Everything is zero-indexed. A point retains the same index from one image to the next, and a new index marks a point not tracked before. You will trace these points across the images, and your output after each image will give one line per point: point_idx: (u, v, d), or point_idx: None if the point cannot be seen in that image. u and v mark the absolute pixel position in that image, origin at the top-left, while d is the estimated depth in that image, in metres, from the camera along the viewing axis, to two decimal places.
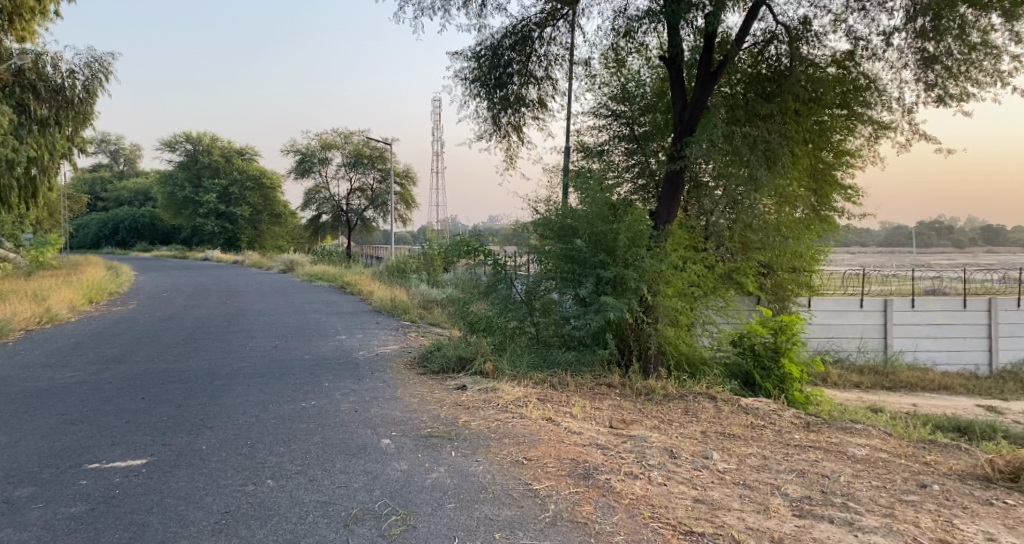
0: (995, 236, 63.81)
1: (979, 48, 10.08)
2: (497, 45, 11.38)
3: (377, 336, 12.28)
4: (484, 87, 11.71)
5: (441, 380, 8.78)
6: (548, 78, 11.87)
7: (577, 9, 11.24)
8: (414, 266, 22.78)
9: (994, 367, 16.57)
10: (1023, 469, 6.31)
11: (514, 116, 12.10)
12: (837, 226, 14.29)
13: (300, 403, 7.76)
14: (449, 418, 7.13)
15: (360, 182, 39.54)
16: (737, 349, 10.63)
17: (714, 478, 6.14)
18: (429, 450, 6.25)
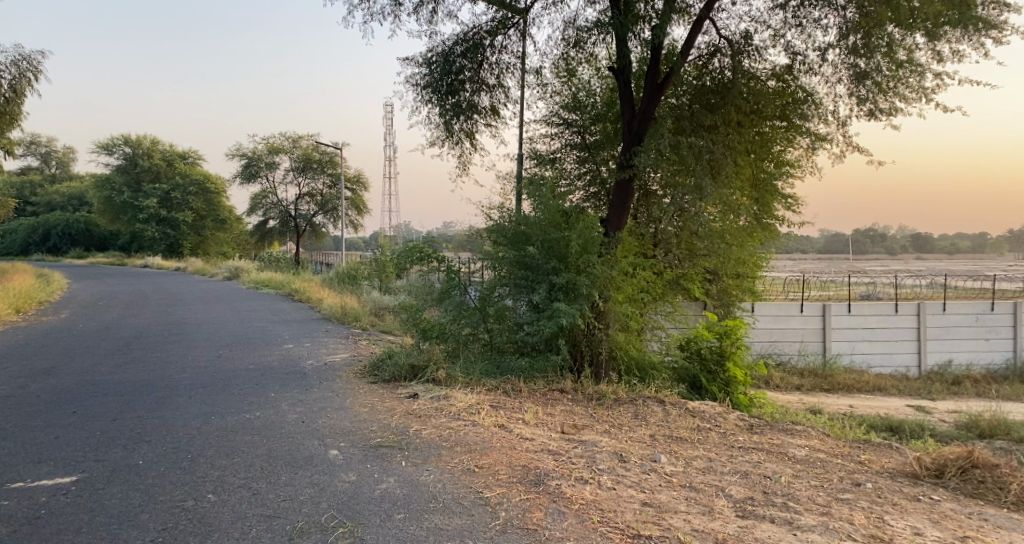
0: (923, 245, 68.12)
1: (905, 65, 10.64)
2: (448, 52, 11.49)
3: (326, 344, 12.26)
4: (436, 94, 11.77)
5: (393, 389, 8.85)
6: (500, 85, 12.01)
7: (527, 18, 11.45)
8: (365, 273, 22.73)
9: (924, 369, 17.29)
10: (946, 465, 6.68)
11: (467, 123, 12.19)
12: (779, 234, 14.80)
13: (243, 414, 7.74)
14: (400, 427, 7.22)
15: (309, 187, 39.08)
16: (685, 353, 10.94)
17: (662, 481, 6.36)
18: (379, 460, 6.34)
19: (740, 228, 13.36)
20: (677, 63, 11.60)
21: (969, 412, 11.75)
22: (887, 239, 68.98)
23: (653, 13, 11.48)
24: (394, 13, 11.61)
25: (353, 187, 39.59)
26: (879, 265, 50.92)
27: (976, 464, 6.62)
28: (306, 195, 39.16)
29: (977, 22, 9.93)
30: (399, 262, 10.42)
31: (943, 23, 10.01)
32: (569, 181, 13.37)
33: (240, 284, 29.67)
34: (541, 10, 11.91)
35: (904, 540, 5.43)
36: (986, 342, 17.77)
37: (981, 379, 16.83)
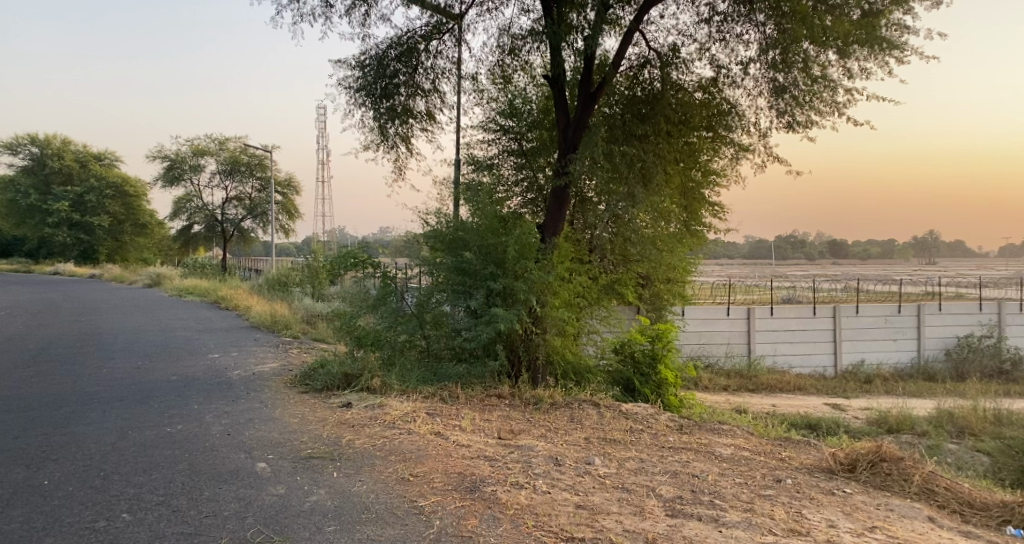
0: (839, 251, 71.92)
1: (820, 81, 11.23)
2: (383, 55, 11.44)
3: (254, 353, 12.11)
4: (370, 97, 11.68)
5: (325, 398, 8.83)
6: (436, 90, 12.03)
7: (462, 24, 11.59)
8: (296, 280, 22.47)
9: (839, 368, 18.15)
10: (858, 460, 7.12)
11: (402, 128, 12.15)
12: (706, 240, 15.30)
13: (164, 428, 7.63)
14: (332, 437, 7.25)
15: (237, 190, 38.32)
16: (619, 356, 11.20)
17: (595, 483, 6.58)
18: (309, 472, 6.37)
19: (671, 234, 13.78)
20: (610, 72, 11.86)
21: (880, 408, 12.43)
22: (807, 244, 71.87)
23: (586, 23, 11.72)
24: (326, 15, 11.50)
25: (284, 191, 38.88)
26: (797, 269, 53.06)
27: (884, 457, 7.06)
28: (234, 198, 38.44)
29: (881, 42, 10.67)
30: (333, 269, 10.38)
31: (852, 42, 10.68)
32: (507, 188, 13.51)
33: (162, 291, 28.79)
34: (476, 17, 12.03)
35: (819, 532, 5.75)
36: (894, 342, 18.71)
37: (892, 377, 17.79)
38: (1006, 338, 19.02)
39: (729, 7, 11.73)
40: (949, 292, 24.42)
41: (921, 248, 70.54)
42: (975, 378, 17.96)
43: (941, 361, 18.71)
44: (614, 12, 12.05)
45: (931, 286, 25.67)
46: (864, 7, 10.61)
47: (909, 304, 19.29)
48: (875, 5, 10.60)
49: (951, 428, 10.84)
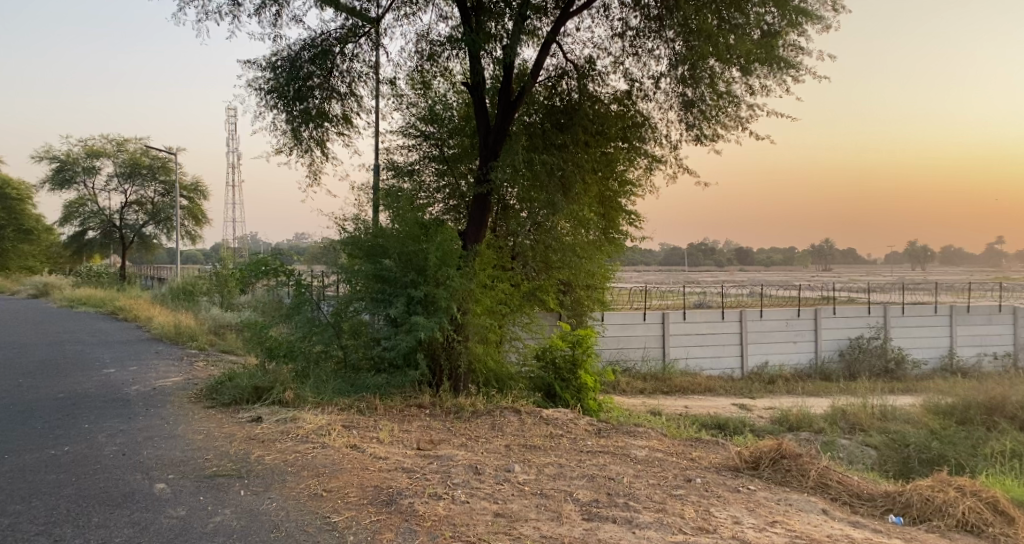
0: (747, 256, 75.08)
1: (725, 96, 11.77)
2: (295, 57, 11.22)
3: (155, 367, 11.71)
4: (282, 99, 11.44)
5: (233, 413, 8.64)
6: (352, 94, 11.89)
7: (379, 28, 11.49)
8: (203, 289, 21.82)
9: (746, 370, 18.88)
10: (761, 457, 7.51)
11: (317, 131, 11.98)
12: (624, 248, 15.68)
13: (51, 451, 7.32)
14: (240, 454, 7.14)
15: (138, 195, 36.76)
16: (540, 362, 11.37)
17: (514, 490, 6.71)
18: (213, 491, 6.25)
19: (591, 242, 14.06)
20: (529, 81, 12.01)
21: (782, 407, 13.04)
22: (716, 251, 74.61)
23: (504, 32, 11.82)
24: (234, 14, 11.21)
25: (190, 195, 37.48)
26: (702, 274, 54.99)
27: (785, 454, 7.45)
28: (134, 202, 36.84)
29: (779, 61, 11.34)
30: (244, 277, 10.18)
31: (754, 60, 11.28)
32: (428, 195, 13.14)
33: (53, 302, 27.35)
34: (393, 21, 11.94)
35: (725, 528, 6.00)
36: (795, 344, 19.63)
37: (793, 378, 18.68)
38: (892, 339, 20.27)
39: (641, 22, 12.07)
40: (841, 297, 25.83)
41: (824, 254, 74.43)
42: (866, 377, 19.05)
43: (836, 361, 19.77)
44: (532, 23, 12.20)
45: (825, 291, 27.10)
46: (763, 27, 11.19)
47: (808, 308, 20.28)
48: (773, 26, 11.20)
49: (843, 425, 11.51)
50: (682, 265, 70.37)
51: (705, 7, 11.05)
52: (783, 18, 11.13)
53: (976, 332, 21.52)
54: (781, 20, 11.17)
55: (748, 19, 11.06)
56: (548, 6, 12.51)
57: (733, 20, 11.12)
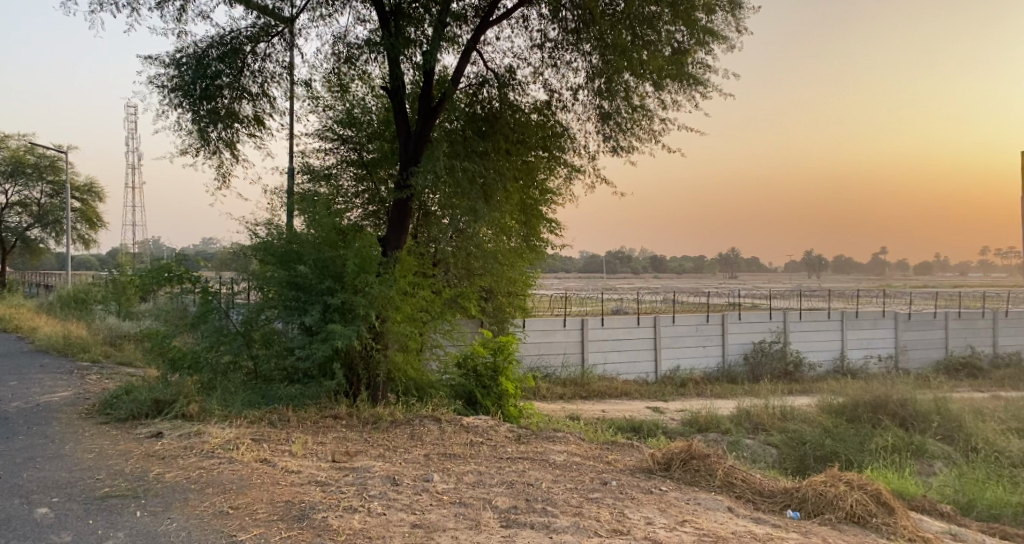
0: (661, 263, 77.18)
1: (639, 110, 12.10)
2: (203, 54, 10.80)
3: (43, 382, 11.06)
4: (188, 98, 11.00)
5: (131, 429, 8.25)
6: (264, 95, 11.61)
7: (293, 28, 11.24)
8: (95, 297, 20.75)
9: (659, 374, 19.38)
10: (672, 458, 7.71)
11: (226, 132, 11.60)
12: (546, 254, 15.84)
13: None
14: (137, 472, 6.84)
15: (21, 195, 34.72)
16: (461, 370, 11.32)
17: (432, 500, 6.67)
18: (105, 514, 5.97)
19: (512, 249, 14.19)
20: (449, 87, 11.99)
21: (692, 409, 13.45)
22: (632, 259, 76.26)
23: (424, 38, 11.76)
24: (135, 8, 10.72)
25: (83, 197, 35.67)
26: (612, 280, 56.02)
27: (694, 455, 7.68)
28: (17, 204, 34.71)
29: (689, 77, 11.81)
30: (144, 284, 9.75)
31: (665, 76, 11.68)
32: (346, 199, 12.74)
33: None
34: (308, 22, 11.68)
35: (638, 529, 6.12)
36: (705, 348, 20.28)
37: (703, 381, 19.31)
38: (791, 343, 21.21)
39: (559, 35, 12.28)
40: (743, 303, 26.81)
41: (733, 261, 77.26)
42: (768, 380, 19.89)
43: (741, 365, 20.55)
44: (452, 29, 12.21)
45: (729, 299, 28.09)
46: (674, 45, 11.59)
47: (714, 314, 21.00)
48: (683, 44, 11.64)
49: (747, 425, 11.95)
50: (598, 273, 71.63)
51: (619, 22, 11.35)
52: (692, 37, 11.60)
53: (864, 336, 22.70)
54: (690, 39, 11.64)
55: (660, 36, 11.40)
56: (468, 13, 12.54)
57: (646, 37, 11.39)
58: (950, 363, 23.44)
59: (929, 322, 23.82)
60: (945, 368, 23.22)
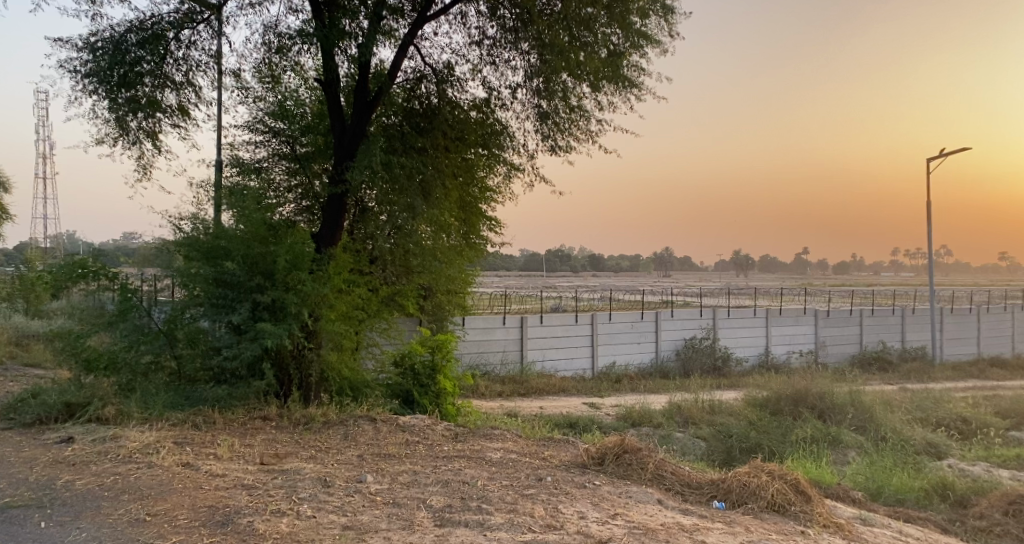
0: (599, 263, 78.35)
1: (576, 111, 12.18)
2: (120, 39, 10.38)
3: None
4: (105, 84, 10.54)
5: (40, 434, 7.86)
6: (188, 84, 11.22)
7: (220, 15, 10.87)
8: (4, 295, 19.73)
9: (596, 370, 19.57)
10: (606, 453, 7.77)
11: (147, 122, 11.19)
12: (486, 252, 15.74)
13: None
14: (46, 480, 6.52)
15: None
16: (399, 369, 11.05)
17: (364, 501, 6.54)
18: (9, 526, 5.66)
19: (451, 247, 14.04)
20: (386, 81, 11.81)
21: (626, 405, 13.61)
22: (571, 258, 76.93)
23: (360, 30, 11.40)
24: None
25: None
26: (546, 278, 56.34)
27: (627, 449, 7.76)
28: None
29: (624, 79, 11.97)
30: (58, 282, 9.28)
31: (601, 78, 11.80)
32: (278, 194, 12.26)
33: None
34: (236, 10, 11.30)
35: (571, 524, 6.12)
36: (640, 344, 20.57)
37: (637, 376, 19.59)
38: (719, 339, 21.71)
39: (497, 33, 12.19)
40: (675, 301, 27.34)
41: None
42: (698, 374, 20.35)
43: (673, 361, 20.93)
44: (388, 23, 12.02)
45: (662, 297, 28.56)
46: (610, 46, 11.68)
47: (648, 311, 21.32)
48: (618, 47, 11.75)
49: (677, 419, 12.16)
50: (536, 272, 71.97)
51: (557, 22, 11.39)
52: (627, 39, 11.72)
53: (787, 332, 23.37)
54: (625, 41, 11.75)
55: (596, 38, 11.51)
56: (405, 7, 12.38)
57: (583, 38, 11.50)
58: (863, 358, 24.36)
59: (846, 318, 24.62)
60: (860, 363, 24.10)
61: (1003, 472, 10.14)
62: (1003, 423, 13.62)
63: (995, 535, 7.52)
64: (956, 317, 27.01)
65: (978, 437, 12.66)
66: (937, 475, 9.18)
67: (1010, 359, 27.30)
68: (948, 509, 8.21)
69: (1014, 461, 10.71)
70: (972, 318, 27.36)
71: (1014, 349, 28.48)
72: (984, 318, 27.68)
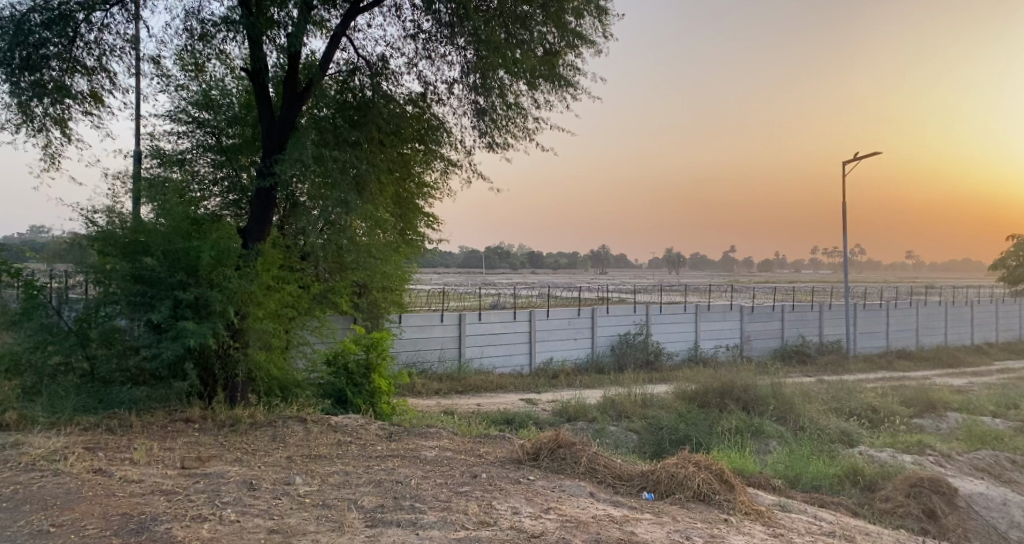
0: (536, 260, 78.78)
1: (513, 108, 12.14)
2: (23, 19, 9.79)
3: None
4: (6, 67, 9.94)
5: None
6: (101, 70, 10.69)
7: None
8: None
9: (533, 366, 19.59)
10: (541, 448, 7.72)
11: (55, 108, 10.62)
12: (423, 248, 15.55)
13: None
14: None
15: None
16: (332, 368, 10.77)
17: (292, 503, 6.32)
18: None
19: (388, 243, 13.73)
20: (317, 73, 11.49)
21: (561, 400, 13.63)
22: (509, 255, 77.09)
23: (290, 19, 11.01)
24: None
25: None
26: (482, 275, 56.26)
27: (561, 444, 7.73)
28: None
29: (560, 78, 11.98)
30: None
31: (538, 76, 11.83)
32: (202, 187, 11.85)
33: None
34: None
35: (504, 520, 6.03)
36: (576, 340, 20.67)
37: (574, 372, 19.70)
38: (652, 334, 22.03)
39: (433, 27, 11.92)
40: (610, 297, 27.66)
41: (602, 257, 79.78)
42: (632, 369, 20.61)
43: (608, 356, 21.13)
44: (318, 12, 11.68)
45: (599, 294, 28.86)
46: (546, 45, 11.75)
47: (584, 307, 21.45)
48: (554, 45, 11.82)
49: (611, 413, 12.25)
50: (474, 268, 71.88)
51: (493, 19, 11.27)
52: (562, 38, 11.83)
53: (714, 327, 23.86)
54: (560, 40, 11.87)
55: (533, 36, 11.53)
56: None
57: (519, 36, 11.48)
58: (784, 351, 25.09)
59: (769, 313, 25.29)
60: (782, 356, 24.80)
61: (907, 457, 10.55)
62: (908, 411, 14.20)
63: (897, 516, 7.84)
64: (867, 312, 28.08)
65: (886, 425, 13.16)
66: (849, 461, 9.48)
67: (916, 351, 28.59)
68: (858, 493, 8.49)
69: (916, 446, 11.17)
70: (882, 312, 28.50)
71: (919, 342, 29.84)
72: (893, 312, 28.88)
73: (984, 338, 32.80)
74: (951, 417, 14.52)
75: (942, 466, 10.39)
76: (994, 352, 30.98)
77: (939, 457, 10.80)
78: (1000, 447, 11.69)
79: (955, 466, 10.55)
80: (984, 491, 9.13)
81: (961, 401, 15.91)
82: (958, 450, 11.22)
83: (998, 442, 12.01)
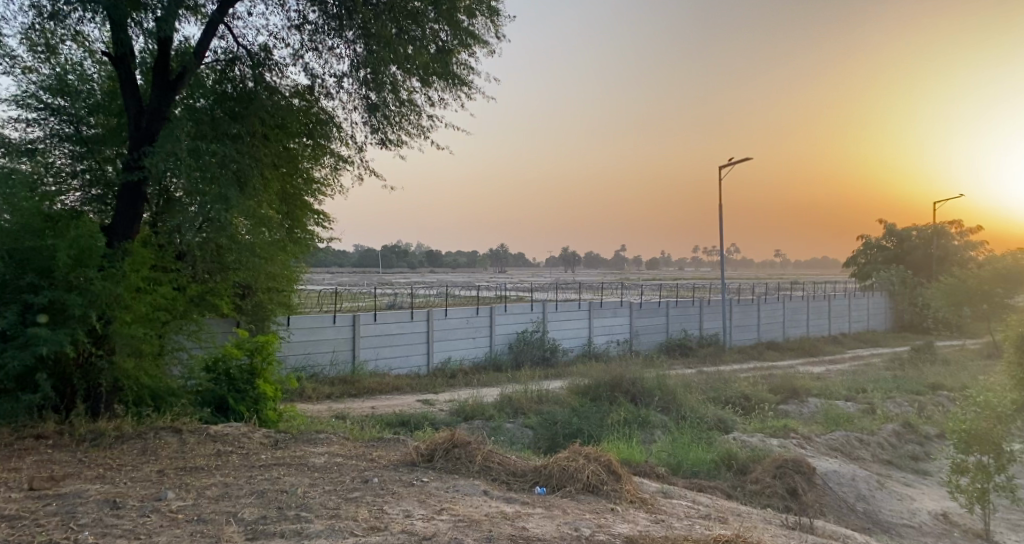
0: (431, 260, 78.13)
1: (407, 104, 11.79)
2: None
3: None
4: None
5: None
6: None
7: None
8: None
9: (430, 366, 19.23)
10: (435, 450, 7.44)
11: None
12: (312, 247, 14.91)
13: None
14: None
15: None
16: (211, 375, 9.99)
17: (163, 520, 5.78)
18: None
19: (274, 241, 12.91)
20: (191, 62, 10.72)
21: (459, 400, 13.37)
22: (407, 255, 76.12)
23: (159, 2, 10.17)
24: None
25: None
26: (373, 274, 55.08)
27: (457, 443, 7.47)
28: None
29: (453, 76, 11.75)
30: None
31: (432, 73, 11.55)
32: (59, 180, 10.84)
33: None
34: None
35: (395, 524, 5.70)
36: (473, 339, 20.46)
37: (470, 370, 19.50)
38: (548, 331, 22.15)
39: (319, 18, 11.30)
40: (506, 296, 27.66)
41: None
42: (528, 367, 20.64)
43: (506, 354, 21.05)
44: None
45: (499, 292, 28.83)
46: (439, 43, 11.42)
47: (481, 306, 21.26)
48: (447, 44, 11.51)
49: (508, 410, 12.11)
50: (370, 269, 70.50)
51: (383, 14, 10.80)
52: (455, 37, 11.51)
53: (604, 323, 24.22)
54: (452, 38, 11.54)
55: (425, 33, 11.16)
56: None
57: (410, 32, 11.10)
58: (668, 345, 25.78)
59: (654, 308, 25.95)
60: (665, 349, 25.50)
61: (774, 441, 10.94)
62: (775, 398, 14.76)
63: (766, 497, 8.07)
64: (742, 305, 29.31)
65: (756, 412, 13.62)
66: (724, 447, 9.69)
67: (783, 342, 30.09)
68: (732, 477, 8.67)
69: (781, 430, 11.56)
70: (754, 306, 29.80)
71: (786, 333, 31.45)
72: (763, 306, 30.25)
73: (840, 329, 34.99)
74: (811, 402, 15.24)
75: (803, 448, 10.84)
76: (850, 341, 33.12)
77: (800, 439, 11.24)
78: (851, 427, 12.34)
79: (814, 447, 11.04)
80: (838, 469, 9.58)
81: (819, 386, 16.76)
82: (816, 431, 11.76)
83: (849, 423, 12.64)
